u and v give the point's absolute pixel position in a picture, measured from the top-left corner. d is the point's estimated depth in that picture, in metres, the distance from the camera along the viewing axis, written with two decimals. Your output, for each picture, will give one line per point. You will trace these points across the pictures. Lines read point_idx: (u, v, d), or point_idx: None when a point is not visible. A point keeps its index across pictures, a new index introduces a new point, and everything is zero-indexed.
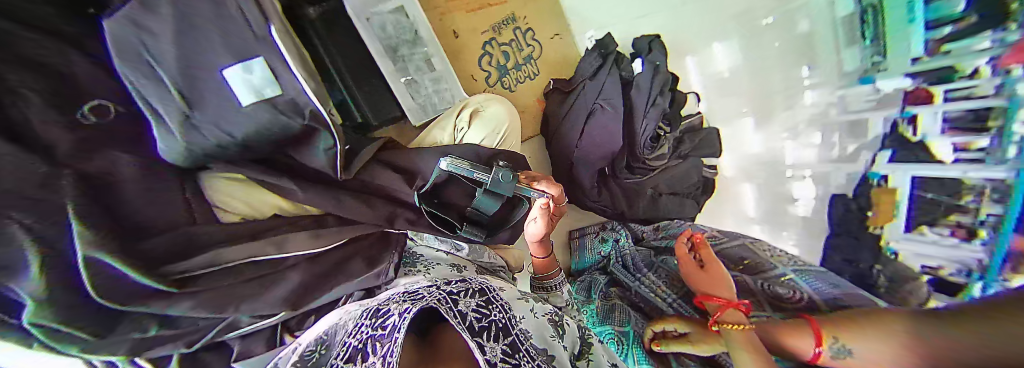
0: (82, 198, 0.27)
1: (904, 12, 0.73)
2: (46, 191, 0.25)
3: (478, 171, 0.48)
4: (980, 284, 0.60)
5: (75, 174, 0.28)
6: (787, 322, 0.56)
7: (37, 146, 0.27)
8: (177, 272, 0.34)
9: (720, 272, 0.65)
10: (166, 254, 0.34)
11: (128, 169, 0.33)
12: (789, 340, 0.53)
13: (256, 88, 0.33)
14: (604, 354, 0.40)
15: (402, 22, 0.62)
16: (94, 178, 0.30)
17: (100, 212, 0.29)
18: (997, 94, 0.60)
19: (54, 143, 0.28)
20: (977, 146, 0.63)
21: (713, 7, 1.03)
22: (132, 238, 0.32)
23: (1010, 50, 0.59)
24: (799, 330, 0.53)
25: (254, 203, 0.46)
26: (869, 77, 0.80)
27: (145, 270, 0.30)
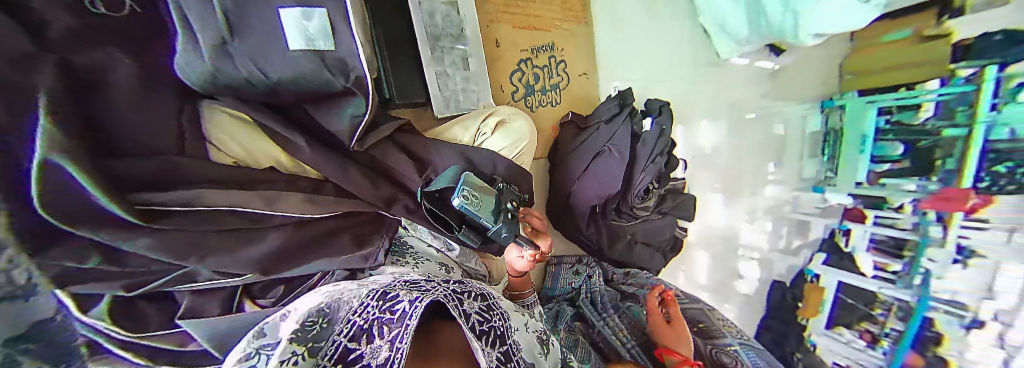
0: (57, 91, 0.23)
1: (857, 144, 1.19)
2: (20, 73, 0.21)
3: (485, 218, 0.48)
4: None
5: (60, 63, 0.24)
6: None
7: (32, 20, 0.23)
8: (142, 202, 0.30)
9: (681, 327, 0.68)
10: (139, 182, 0.30)
11: (127, 75, 0.30)
12: None
13: (310, 37, 0.32)
14: None
15: (451, 17, 0.66)
16: (81, 75, 0.26)
17: (73, 113, 0.25)
18: (915, 229, 1.02)
19: (48, 22, 0.24)
20: (891, 268, 1.04)
21: (718, 91, 1.26)
22: (105, 153, 0.28)
23: (928, 197, 1.02)
24: None
25: (252, 149, 0.43)
26: (821, 187, 1.29)
27: (116, 195, 0.26)
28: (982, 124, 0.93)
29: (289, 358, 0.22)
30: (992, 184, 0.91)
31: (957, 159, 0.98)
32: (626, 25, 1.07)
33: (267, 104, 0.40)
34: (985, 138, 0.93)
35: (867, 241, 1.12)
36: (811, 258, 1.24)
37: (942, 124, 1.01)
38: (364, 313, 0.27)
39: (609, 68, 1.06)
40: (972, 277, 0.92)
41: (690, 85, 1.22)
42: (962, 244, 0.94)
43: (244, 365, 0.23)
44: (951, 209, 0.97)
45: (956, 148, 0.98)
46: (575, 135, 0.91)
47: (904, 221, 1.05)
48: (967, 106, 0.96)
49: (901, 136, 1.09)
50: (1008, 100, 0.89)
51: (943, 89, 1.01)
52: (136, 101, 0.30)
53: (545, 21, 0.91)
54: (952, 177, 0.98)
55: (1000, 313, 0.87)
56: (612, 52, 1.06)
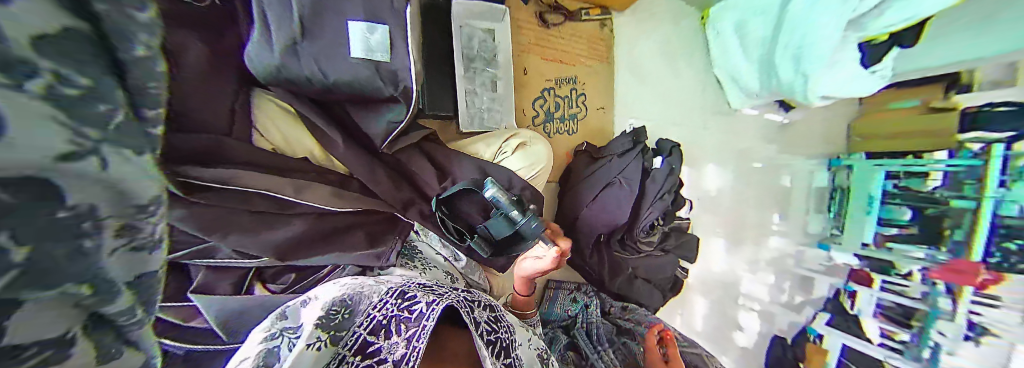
0: None
1: (863, 205, 1.22)
2: None
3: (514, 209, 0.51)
4: None
5: None
6: None
7: None
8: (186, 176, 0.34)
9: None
10: (191, 153, 0.35)
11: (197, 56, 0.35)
12: None
13: (370, 48, 0.37)
14: None
15: (487, 43, 0.72)
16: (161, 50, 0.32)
17: None
18: (925, 299, 1.04)
19: None
20: (899, 337, 1.06)
21: (726, 139, 1.31)
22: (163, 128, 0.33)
23: (938, 266, 1.04)
24: None
25: (291, 138, 0.45)
26: (826, 244, 1.32)
27: None
28: (991, 199, 0.96)
29: (313, 343, 0.24)
30: (1003, 261, 0.94)
31: (967, 230, 1.00)
32: (645, 69, 1.13)
33: (313, 99, 0.44)
34: (993, 213, 0.96)
35: (872, 306, 1.15)
36: (813, 317, 1.25)
37: (948, 194, 1.05)
38: (383, 309, 0.29)
39: (627, 105, 1.10)
40: (985, 355, 0.93)
41: (701, 131, 1.26)
42: (974, 319, 0.96)
43: (269, 345, 0.25)
44: (960, 282, 0.99)
45: (965, 221, 1.01)
46: (587, 164, 0.93)
47: (912, 290, 1.07)
48: (976, 179, 0.99)
49: (908, 202, 1.12)
50: (1017, 178, 0.92)
51: (951, 160, 1.04)
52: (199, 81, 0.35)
53: (571, 56, 0.98)
54: (960, 249, 1.01)
55: None
56: (631, 92, 1.10)
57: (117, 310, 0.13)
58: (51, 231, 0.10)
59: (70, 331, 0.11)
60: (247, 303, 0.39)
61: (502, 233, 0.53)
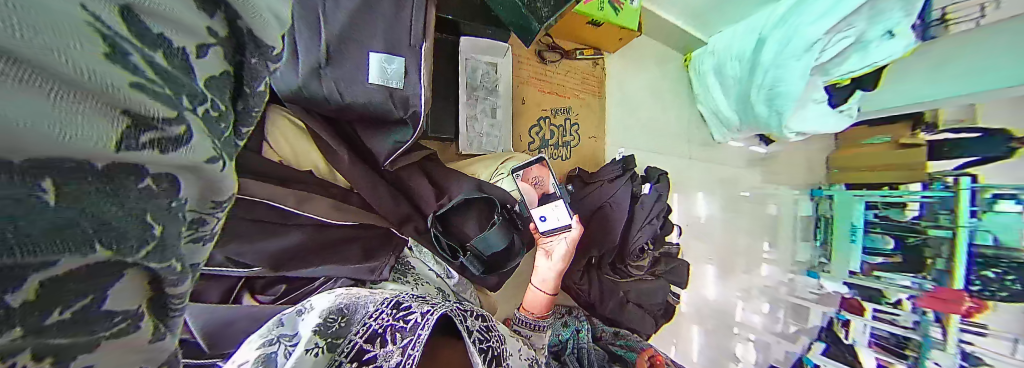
0: None
1: (847, 230, 1.28)
2: None
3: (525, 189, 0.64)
4: None
5: None
6: None
7: None
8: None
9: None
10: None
11: None
12: None
13: (387, 77, 0.41)
14: None
15: (490, 75, 0.78)
16: None
17: None
18: (916, 328, 1.07)
19: None
20: (895, 367, 1.09)
21: (709, 168, 1.37)
22: None
23: (924, 294, 1.07)
24: None
25: (297, 149, 0.48)
26: (814, 272, 1.36)
27: None
28: (966, 228, 1.01)
29: (311, 349, 0.26)
30: (984, 289, 0.98)
31: (947, 260, 1.04)
32: (635, 103, 1.21)
33: (326, 117, 0.48)
34: (969, 241, 1.01)
35: (867, 336, 1.17)
36: (808, 347, 1.27)
37: (928, 224, 1.09)
38: (379, 318, 0.30)
39: (617, 136, 1.16)
40: None
41: (687, 161, 1.33)
42: (967, 349, 0.99)
43: (266, 351, 0.26)
44: (948, 311, 1.01)
45: (944, 251, 1.05)
46: (579, 188, 0.96)
47: (904, 319, 1.10)
48: (949, 210, 1.05)
49: (889, 231, 1.17)
50: (986, 209, 0.99)
51: (926, 191, 1.10)
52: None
53: (566, 89, 1.05)
54: (943, 277, 1.05)
55: None
56: (621, 123, 1.17)
57: (179, 291, 0.13)
58: (170, 215, 0.11)
59: (138, 307, 0.12)
60: (234, 312, 0.39)
61: (490, 249, 0.56)
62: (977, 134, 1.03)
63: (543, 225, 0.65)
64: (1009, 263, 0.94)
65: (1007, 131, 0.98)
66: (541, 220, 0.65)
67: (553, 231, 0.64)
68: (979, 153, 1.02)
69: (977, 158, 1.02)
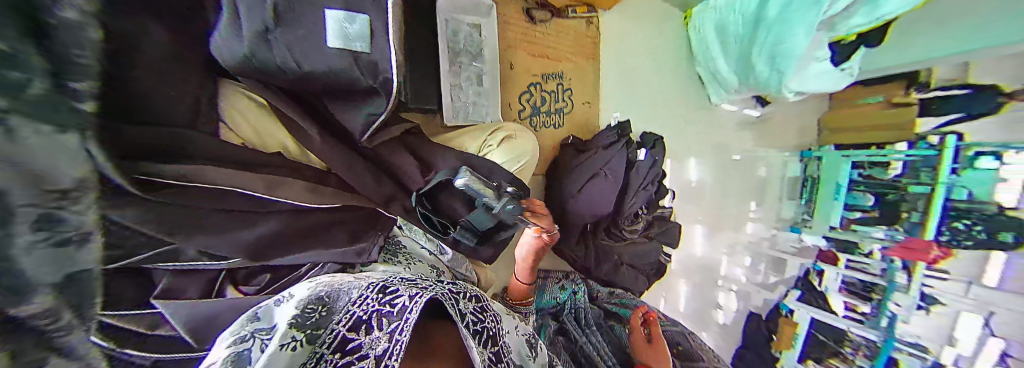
0: (96, 41, 0.25)
1: (832, 189, 1.32)
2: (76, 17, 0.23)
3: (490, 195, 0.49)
4: None
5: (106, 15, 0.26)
6: None
7: None
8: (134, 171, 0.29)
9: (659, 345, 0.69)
10: (148, 150, 0.32)
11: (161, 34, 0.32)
12: None
13: (349, 39, 0.35)
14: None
15: (473, 37, 0.71)
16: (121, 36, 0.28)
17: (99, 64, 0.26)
18: (885, 274, 1.14)
19: None
20: (860, 309, 1.16)
21: (704, 132, 1.35)
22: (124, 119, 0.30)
23: (896, 244, 1.13)
24: None
25: (260, 128, 0.44)
26: (797, 227, 1.41)
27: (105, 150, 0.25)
28: (944, 184, 1.04)
29: (289, 342, 0.22)
30: (952, 238, 1.03)
31: (922, 213, 1.09)
32: (631, 64, 1.14)
33: (284, 90, 0.41)
34: (946, 197, 1.04)
35: (838, 283, 1.24)
36: (785, 294, 1.36)
37: (909, 181, 1.13)
38: (363, 305, 0.29)
39: (612, 100, 1.11)
40: (932, 324, 1.03)
41: (682, 124, 1.30)
42: (925, 291, 1.06)
43: (238, 347, 0.23)
44: (914, 258, 1.08)
45: (920, 205, 1.10)
46: (573, 156, 0.94)
47: (874, 267, 1.17)
48: (930, 168, 1.08)
49: (872, 189, 1.21)
50: (967, 166, 1.00)
51: (911, 151, 1.12)
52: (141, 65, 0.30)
53: (557, 52, 0.97)
54: (915, 229, 1.10)
55: (959, 358, 0.97)
56: (616, 86, 1.11)
57: None
58: None
59: None
60: (217, 307, 0.36)
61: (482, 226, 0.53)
62: (965, 91, 1.02)
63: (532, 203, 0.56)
64: (977, 216, 0.97)
65: (997, 87, 0.96)
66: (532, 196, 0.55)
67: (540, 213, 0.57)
68: (962, 109, 1.02)
69: (954, 117, 1.04)
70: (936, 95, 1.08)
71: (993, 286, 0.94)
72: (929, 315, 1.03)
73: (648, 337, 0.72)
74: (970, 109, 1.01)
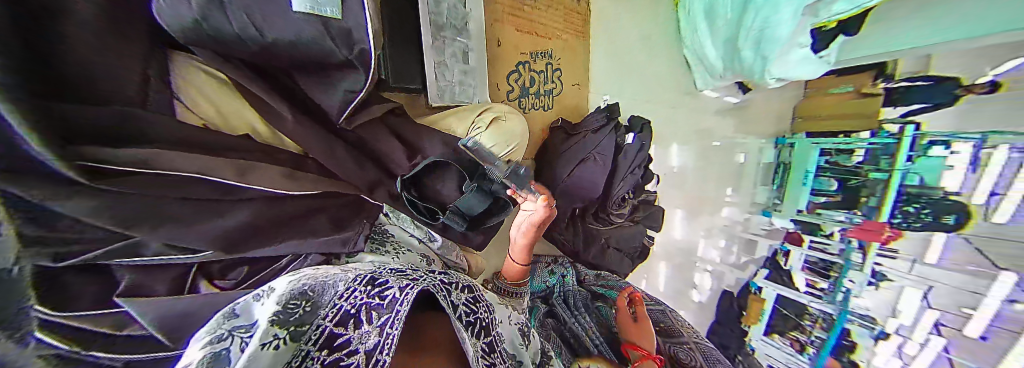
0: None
1: (801, 175, 1.41)
2: None
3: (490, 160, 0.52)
4: None
5: None
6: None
7: None
8: (82, 157, 0.25)
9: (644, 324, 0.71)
10: (96, 131, 0.27)
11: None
12: None
13: (317, 3, 0.31)
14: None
15: (457, 10, 0.67)
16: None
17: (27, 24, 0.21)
18: (841, 254, 1.23)
19: None
20: (819, 285, 1.25)
21: (689, 118, 1.37)
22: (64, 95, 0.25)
23: (856, 226, 1.22)
24: None
25: (224, 108, 0.39)
26: (768, 211, 1.50)
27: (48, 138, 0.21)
28: (899, 171, 1.16)
29: (271, 341, 0.21)
30: (903, 221, 1.13)
31: (879, 198, 1.19)
32: (621, 46, 1.13)
33: (249, 63, 0.36)
34: (900, 183, 1.15)
35: (801, 262, 1.33)
36: (755, 273, 1.45)
37: (869, 168, 1.23)
38: (351, 298, 0.27)
39: (600, 82, 1.10)
40: (880, 298, 1.12)
41: (669, 109, 1.31)
42: (877, 268, 1.15)
43: (215, 348, 0.21)
44: (870, 239, 1.18)
45: (878, 191, 1.20)
46: (563, 140, 0.92)
47: (833, 247, 1.25)
48: (889, 155, 1.19)
49: (836, 175, 1.32)
50: (922, 154, 1.11)
51: (873, 139, 1.23)
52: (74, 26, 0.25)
53: (547, 30, 0.93)
54: (872, 213, 1.20)
55: (901, 327, 1.06)
56: (605, 69, 1.10)
57: None
58: None
59: None
60: (192, 306, 0.34)
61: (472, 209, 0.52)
62: (929, 82, 1.13)
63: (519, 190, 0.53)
64: (925, 200, 1.08)
65: (957, 79, 1.07)
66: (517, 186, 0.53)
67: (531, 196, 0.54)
68: (925, 100, 1.13)
69: (928, 105, 1.12)
70: (902, 85, 1.19)
71: (932, 263, 1.04)
72: (877, 290, 1.13)
73: (633, 317, 0.74)
74: (933, 99, 1.11)
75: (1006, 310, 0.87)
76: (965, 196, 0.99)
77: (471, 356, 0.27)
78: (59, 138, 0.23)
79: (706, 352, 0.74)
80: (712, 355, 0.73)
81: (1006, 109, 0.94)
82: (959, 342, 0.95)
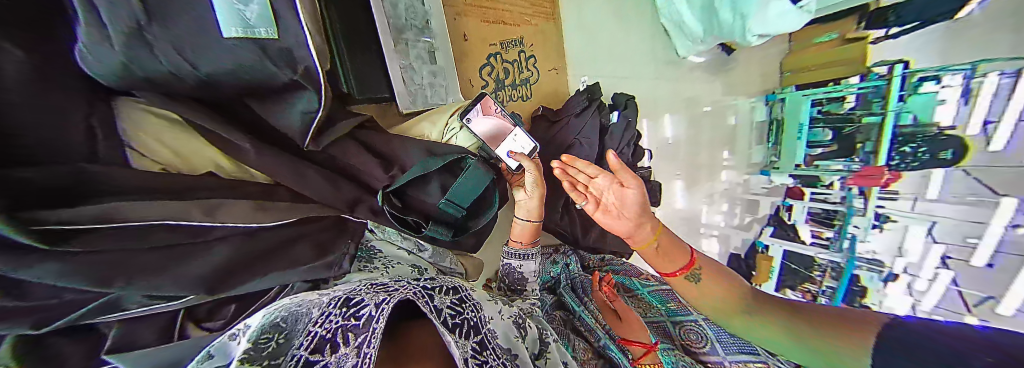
0: None
1: (795, 132, 1.41)
2: None
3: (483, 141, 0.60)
4: None
5: None
6: (671, 243, 0.56)
7: None
8: (52, 221, 0.23)
9: (629, 192, 0.55)
10: (52, 196, 0.25)
11: None
12: (666, 256, 0.55)
13: (248, 23, 0.30)
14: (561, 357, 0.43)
15: (415, 8, 0.65)
16: (30, 56, 0.23)
17: None
18: (843, 203, 1.23)
19: None
20: (824, 235, 1.26)
21: (674, 88, 1.36)
22: (31, 162, 0.24)
23: (853, 174, 1.23)
24: (677, 255, 0.54)
25: (183, 150, 0.38)
26: (767, 171, 1.51)
27: (7, 216, 0.19)
28: (893, 112, 1.16)
29: None
30: (901, 162, 1.15)
31: (874, 142, 1.20)
32: (592, 25, 1.10)
33: (199, 99, 0.35)
34: (894, 124, 1.17)
35: (805, 215, 1.33)
36: (761, 232, 1.45)
37: (861, 113, 1.23)
38: (327, 322, 0.26)
39: (578, 63, 1.07)
40: (887, 239, 1.14)
41: (652, 81, 1.29)
42: (879, 211, 1.17)
43: None
44: (869, 184, 1.20)
45: (873, 135, 1.20)
46: (547, 128, 0.90)
47: (834, 196, 1.26)
48: (880, 98, 1.19)
49: (830, 124, 1.30)
50: (911, 92, 1.13)
51: (863, 83, 1.23)
52: (30, 96, 0.23)
53: (513, 16, 0.90)
54: (870, 158, 1.22)
55: (908, 267, 1.10)
56: (581, 48, 1.07)
57: None
58: None
59: None
60: (185, 352, 0.33)
61: (471, 198, 0.55)
62: None
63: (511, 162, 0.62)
64: (921, 138, 1.11)
65: None
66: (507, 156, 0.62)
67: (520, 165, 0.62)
68: (915, 18, 1.15)
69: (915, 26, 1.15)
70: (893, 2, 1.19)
71: (934, 199, 1.07)
72: (882, 232, 1.15)
73: (616, 312, 0.74)
74: (925, 13, 1.12)
75: (1009, 237, 0.91)
76: (960, 130, 1.03)
77: (460, 357, 0.27)
78: (22, 204, 0.22)
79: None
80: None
81: (991, 26, 1.01)
82: (965, 273, 1.00)
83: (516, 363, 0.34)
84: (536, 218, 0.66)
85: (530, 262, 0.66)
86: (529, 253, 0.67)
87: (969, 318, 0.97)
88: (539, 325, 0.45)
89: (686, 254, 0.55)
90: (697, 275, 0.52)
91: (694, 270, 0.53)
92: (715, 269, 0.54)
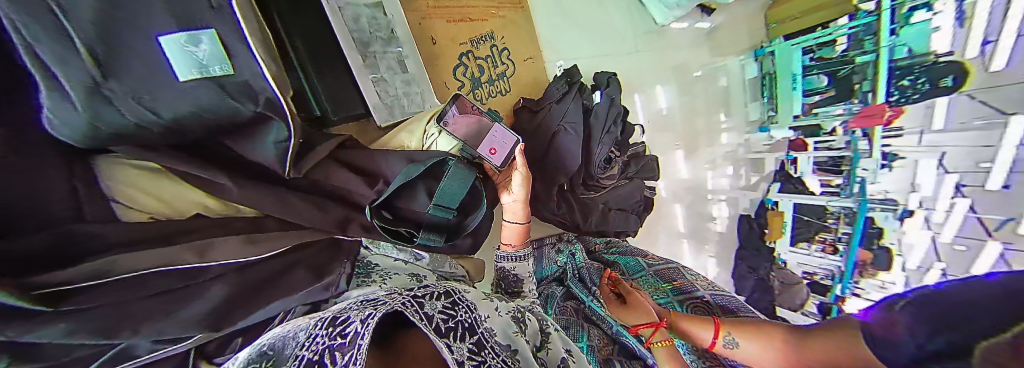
0: None
1: (789, 82, 1.35)
2: None
3: (463, 143, 0.59)
4: (840, 284, 1.18)
5: None
6: (697, 318, 0.68)
7: None
8: (52, 284, 0.24)
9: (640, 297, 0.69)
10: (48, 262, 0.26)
11: None
12: (695, 332, 0.66)
13: (201, 64, 0.30)
14: (561, 342, 0.44)
15: (378, 19, 0.64)
16: (9, 129, 0.24)
17: None
18: (848, 147, 1.20)
19: None
20: (834, 183, 1.23)
21: (656, 59, 1.34)
22: (21, 232, 0.25)
23: (855, 116, 1.19)
24: (703, 324, 0.65)
25: (167, 197, 0.39)
26: (767, 127, 1.46)
27: (16, 287, 0.20)
28: (886, 48, 1.12)
29: None
30: (901, 98, 1.11)
31: (872, 81, 1.15)
32: (564, 5, 1.08)
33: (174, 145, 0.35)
34: (889, 60, 1.13)
35: (811, 166, 1.30)
36: (768, 190, 1.42)
37: (855, 53, 1.18)
38: (314, 345, 0.27)
39: (553, 48, 1.05)
40: (897, 177, 1.12)
41: (633, 55, 1.27)
42: (885, 150, 1.14)
43: None
44: (871, 124, 1.15)
45: (869, 74, 1.16)
46: (529, 119, 0.90)
47: (838, 142, 1.22)
48: (872, 35, 1.14)
49: (824, 70, 1.25)
50: (903, 24, 1.10)
51: (852, 23, 1.17)
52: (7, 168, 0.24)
53: (479, 11, 0.89)
54: (868, 98, 1.17)
55: (923, 201, 1.08)
56: (553, 31, 1.05)
57: None
58: None
59: None
60: None
61: (458, 201, 0.54)
62: None
63: (494, 160, 0.61)
64: (919, 69, 1.07)
65: None
66: (491, 154, 0.60)
67: (506, 162, 0.61)
68: None
69: None
70: None
71: (940, 129, 1.04)
72: (892, 170, 1.13)
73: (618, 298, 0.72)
74: None
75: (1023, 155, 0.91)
76: (958, 55, 1.01)
77: (450, 358, 0.27)
78: (17, 273, 0.22)
79: (723, 303, 0.75)
80: (732, 305, 0.75)
81: None
82: (983, 199, 0.99)
83: (516, 358, 0.35)
84: (522, 219, 0.67)
85: (523, 262, 0.66)
86: (523, 253, 0.67)
87: (991, 243, 0.97)
88: (539, 316, 0.45)
89: (711, 323, 0.64)
90: (733, 341, 0.60)
91: (726, 334, 0.62)
92: (739, 322, 0.62)
